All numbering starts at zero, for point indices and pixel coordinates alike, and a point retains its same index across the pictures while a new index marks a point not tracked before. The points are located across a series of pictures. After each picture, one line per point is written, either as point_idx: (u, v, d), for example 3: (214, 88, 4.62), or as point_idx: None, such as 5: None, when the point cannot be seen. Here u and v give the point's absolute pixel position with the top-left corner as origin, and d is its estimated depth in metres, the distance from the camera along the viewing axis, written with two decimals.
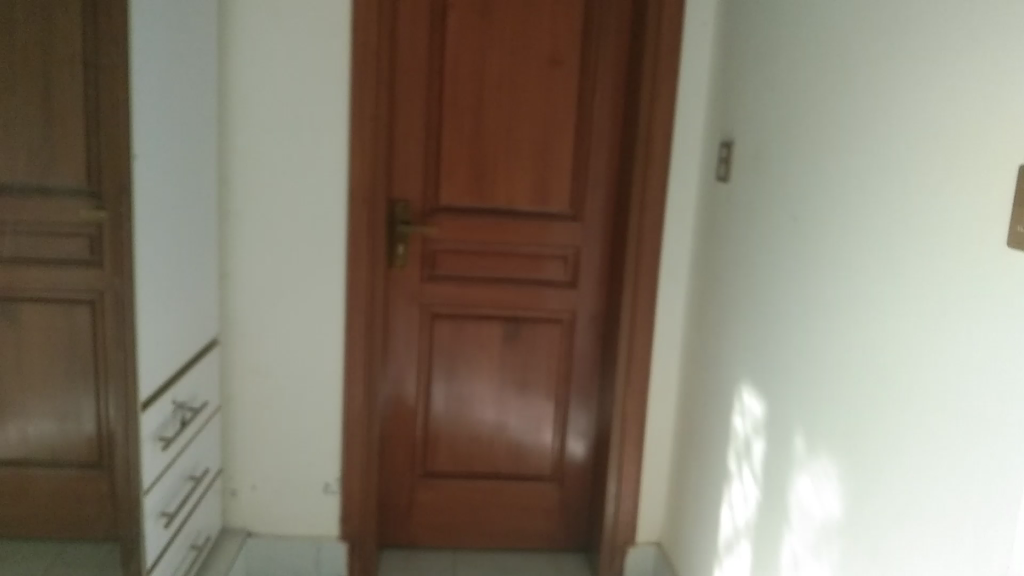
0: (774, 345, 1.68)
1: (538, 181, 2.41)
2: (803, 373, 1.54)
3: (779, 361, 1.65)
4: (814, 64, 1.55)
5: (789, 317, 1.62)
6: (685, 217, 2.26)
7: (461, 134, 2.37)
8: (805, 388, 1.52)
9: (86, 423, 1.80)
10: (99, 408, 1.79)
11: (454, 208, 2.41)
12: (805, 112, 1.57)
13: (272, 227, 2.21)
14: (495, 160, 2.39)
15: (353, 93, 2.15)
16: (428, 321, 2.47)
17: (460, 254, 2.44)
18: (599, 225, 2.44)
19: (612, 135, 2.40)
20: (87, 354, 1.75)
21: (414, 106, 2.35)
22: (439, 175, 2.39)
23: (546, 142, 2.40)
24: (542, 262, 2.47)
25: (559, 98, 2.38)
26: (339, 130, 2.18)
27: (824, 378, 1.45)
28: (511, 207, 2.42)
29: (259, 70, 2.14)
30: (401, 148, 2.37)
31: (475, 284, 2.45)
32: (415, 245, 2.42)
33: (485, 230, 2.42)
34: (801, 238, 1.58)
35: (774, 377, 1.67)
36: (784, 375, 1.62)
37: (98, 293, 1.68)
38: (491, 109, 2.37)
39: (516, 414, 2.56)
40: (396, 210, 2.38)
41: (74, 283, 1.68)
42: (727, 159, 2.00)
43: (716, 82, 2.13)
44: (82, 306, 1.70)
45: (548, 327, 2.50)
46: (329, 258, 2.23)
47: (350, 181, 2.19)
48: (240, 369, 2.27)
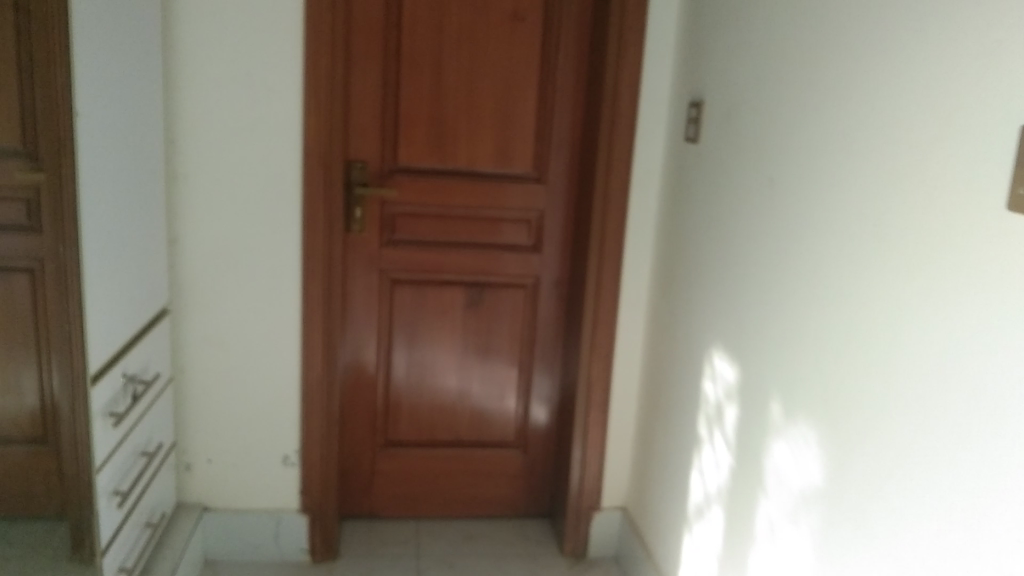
0: (748, 310, 1.65)
1: (500, 143, 2.34)
2: (779, 339, 1.52)
3: (753, 327, 1.63)
4: (791, 21, 1.50)
5: (764, 282, 1.59)
6: (652, 179, 2.22)
7: (421, 94, 2.29)
8: (782, 354, 1.50)
9: (27, 396, 1.73)
10: (42, 381, 1.73)
11: (414, 170, 2.33)
12: (781, 71, 1.53)
13: (224, 190, 2.11)
14: (456, 120, 2.32)
15: (307, 49, 2.05)
16: (388, 287, 2.40)
17: (420, 217, 2.37)
18: (563, 187, 2.39)
19: (576, 95, 2.34)
20: (27, 325, 1.67)
21: (370, 64, 2.25)
22: (398, 136, 2.31)
23: (508, 102, 2.32)
24: (505, 225, 2.41)
25: (522, 56, 2.30)
26: (294, 87, 2.07)
27: (803, 344, 1.43)
28: (472, 169, 2.35)
29: (206, 23, 2.01)
30: (358, 107, 2.27)
31: (436, 249, 2.38)
32: (373, 208, 2.34)
33: (446, 193, 2.35)
34: (777, 201, 1.55)
35: (748, 343, 1.65)
36: (759, 342, 1.60)
37: (37, 260, 1.60)
38: (452, 67, 2.28)
39: (479, 381, 2.52)
40: (353, 172, 2.29)
41: (12, 250, 1.60)
42: (696, 119, 1.96)
43: (684, 41, 2.08)
44: (19, 275, 1.63)
45: (511, 292, 2.45)
46: (285, 223, 2.14)
47: (306, 142, 2.09)
48: (193, 339, 2.17)
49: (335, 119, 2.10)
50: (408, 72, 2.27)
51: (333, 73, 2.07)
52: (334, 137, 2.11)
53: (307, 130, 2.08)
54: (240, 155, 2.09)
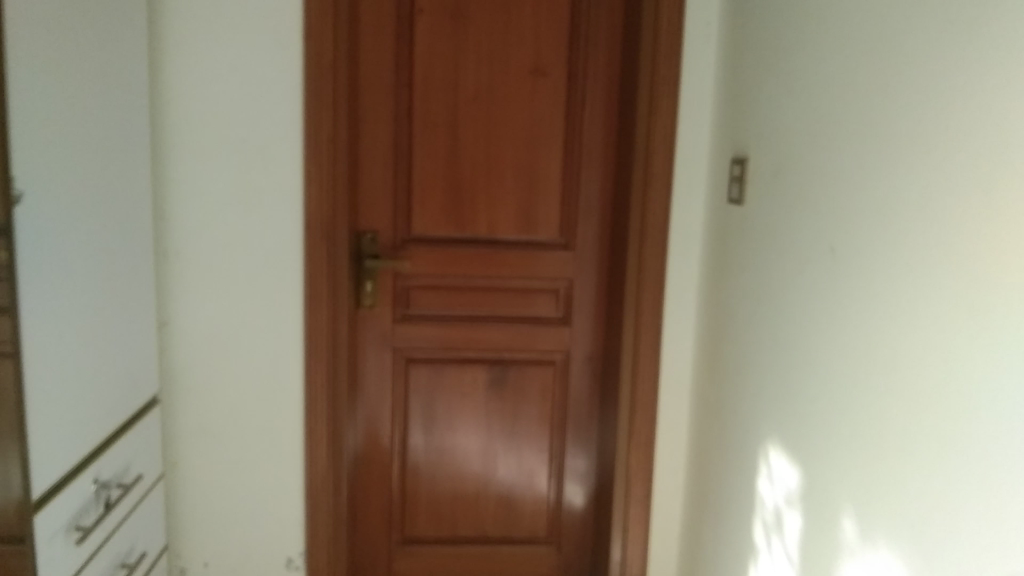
0: (810, 399, 1.40)
1: (524, 207, 2.14)
2: (850, 441, 1.26)
3: (816, 422, 1.38)
4: (850, 63, 1.27)
5: (828, 371, 1.34)
6: (692, 244, 1.99)
7: (436, 157, 2.10)
8: (855, 460, 1.25)
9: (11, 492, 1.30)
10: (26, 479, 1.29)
11: (429, 239, 2.13)
12: (841, 122, 1.30)
13: (221, 266, 1.93)
14: (475, 184, 2.12)
15: (308, 112, 1.87)
16: (404, 366, 2.19)
17: (437, 289, 2.16)
18: (594, 254, 2.17)
19: (606, 153, 2.13)
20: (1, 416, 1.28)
21: (381, 126, 2.07)
22: (411, 202, 2.11)
23: (532, 163, 2.12)
24: (531, 296, 2.18)
25: (545, 113, 2.11)
26: (294, 154, 1.90)
27: (884, 451, 1.18)
28: (493, 236, 2.14)
29: (200, 87, 1.86)
30: (368, 173, 2.09)
31: (455, 324, 2.17)
32: (385, 281, 2.14)
33: (465, 263, 2.14)
34: (841, 274, 1.30)
35: (810, 441, 1.39)
36: (823, 442, 1.35)
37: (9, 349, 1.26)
38: (469, 127, 2.10)
39: (506, 469, 2.28)
40: (363, 242, 2.10)
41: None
42: (740, 177, 1.73)
43: (725, 90, 1.87)
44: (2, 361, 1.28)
45: (539, 370, 2.22)
46: (287, 301, 1.95)
47: (308, 213, 1.90)
48: (190, 429, 1.98)
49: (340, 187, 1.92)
50: (421, 134, 2.09)
51: (337, 137, 1.89)
52: (339, 207, 1.92)
53: (309, 200, 1.90)
54: (238, 228, 1.92)
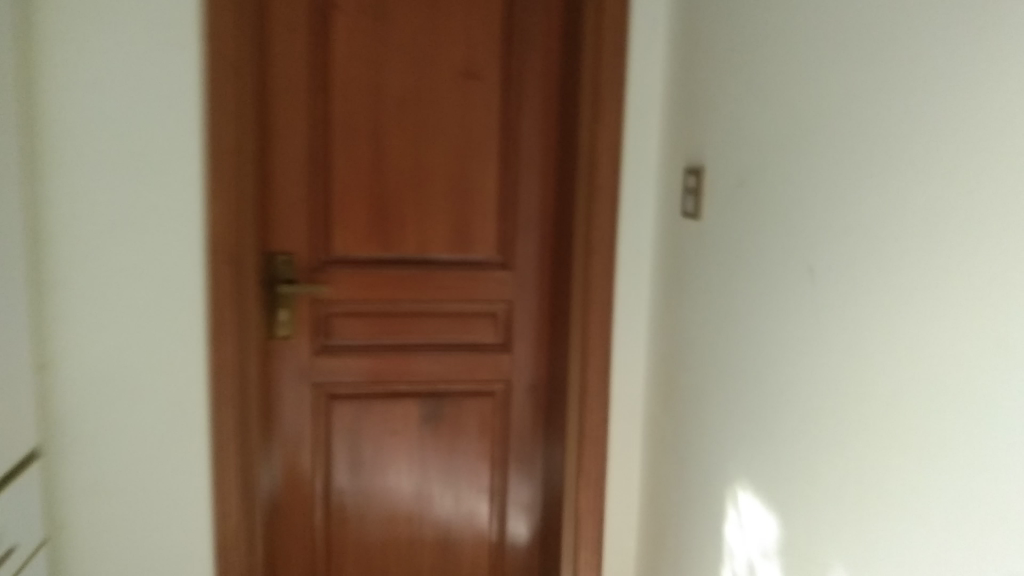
0: (787, 439, 1.25)
1: (456, 224, 1.94)
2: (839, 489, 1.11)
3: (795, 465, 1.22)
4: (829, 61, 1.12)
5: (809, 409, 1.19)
6: (642, 262, 1.82)
7: (357, 169, 1.89)
8: (846, 511, 1.09)
9: None
10: None
11: (351, 261, 1.92)
12: (823, 129, 1.13)
13: (111, 297, 1.68)
14: (402, 200, 1.92)
15: (209, 121, 1.64)
16: (326, 401, 1.97)
17: (360, 317, 1.95)
18: (534, 274, 1.99)
19: (546, 164, 1.96)
20: None
21: (295, 137, 1.86)
22: (331, 220, 1.90)
23: (464, 175, 1.93)
24: (466, 321, 1.99)
25: (479, 121, 1.92)
26: (194, 168, 1.67)
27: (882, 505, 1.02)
28: (423, 256, 1.94)
29: (82, 93, 1.61)
30: (282, 189, 1.87)
31: (382, 355, 1.96)
32: (303, 308, 1.92)
33: (393, 287, 1.94)
34: (822, 301, 1.14)
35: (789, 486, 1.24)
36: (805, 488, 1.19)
37: None
38: (395, 137, 1.89)
39: (442, 512, 2.07)
40: (277, 265, 1.88)
41: None
42: (695, 189, 1.56)
43: (676, 94, 1.70)
44: None
45: (476, 402, 2.03)
46: (190, 335, 1.72)
47: (211, 235, 1.68)
48: (79, 484, 1.73)
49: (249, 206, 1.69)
50: (341, 144, 1.88)
51: (244, 149, 1.67)
52: (247, 228, 1.69)
53: (212, 221, 1.67)
54: (130, 253, 1.67)
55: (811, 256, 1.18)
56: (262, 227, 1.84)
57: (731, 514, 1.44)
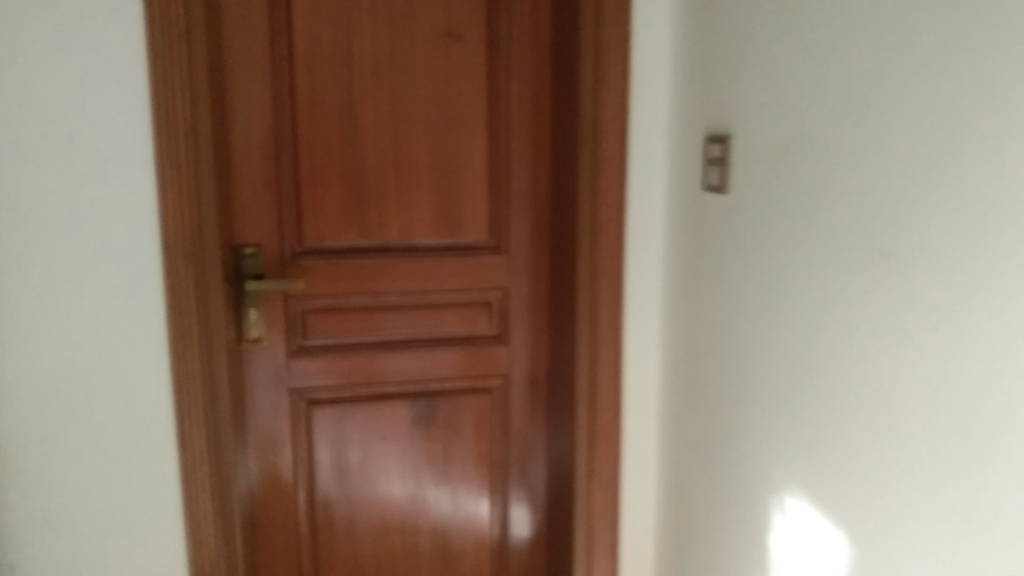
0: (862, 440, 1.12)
1: (443, 205, 1.74)
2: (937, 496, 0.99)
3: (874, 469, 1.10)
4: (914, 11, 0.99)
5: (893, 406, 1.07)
6: (653, 241, 1.65)
7: (330, 148, 1.68)
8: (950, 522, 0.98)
9: None
10: None
11: (327, 252, 1.72)
12: (913, 85, 0.99)
13: (56, 307, 1.46)
14: (382, 181, 1.71)
15: (158, 99, 1.41)
16: (305, 407, 1.78)
17: (340, 313, 1.75)
18: (531, 257, 1.80)
19: (539, 134, 1.76)
20: None
21: (258, 115, 1.64)
22: (303, 206, 1.69)
23: (451, 151, 1.73)
24: (457, 313, 1.80)
25: (465, 89, 1.71)
26: (143, 155, 1.44)
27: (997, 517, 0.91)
28: (407, 243, 1.74)
29: (4, 70, 1.36)
30: (245, 173, 1.65)
31: (366, 354, 1.77)
32: (274, 307, 1.72)
33: (376, 278, 1.74)
34: (918, 284, 1.01)
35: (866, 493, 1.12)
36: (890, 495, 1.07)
37: None
38: (371, 110, 1.68)
39: (439, 520, 1.90)
40: (244, 260, 1.67)
41: None
42: (721, 158, 1.41)
43: (694, 53, 1.52)
44: None
45: (471, 400, 1.85)
46: (150, 346, 1.51)
47: (168, 231, 1.46)
48: (30, 521, 1.51)
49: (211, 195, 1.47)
50: (311, 121, 1.66)
51: (201, 131, 1.45)
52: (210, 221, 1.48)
53: (168, 215, 1.45)
54: (74, 255, 1.45)
55: (882, 233, 1.07)
56: (225, 217, 1.62)
57: (782, 516, 1.30)
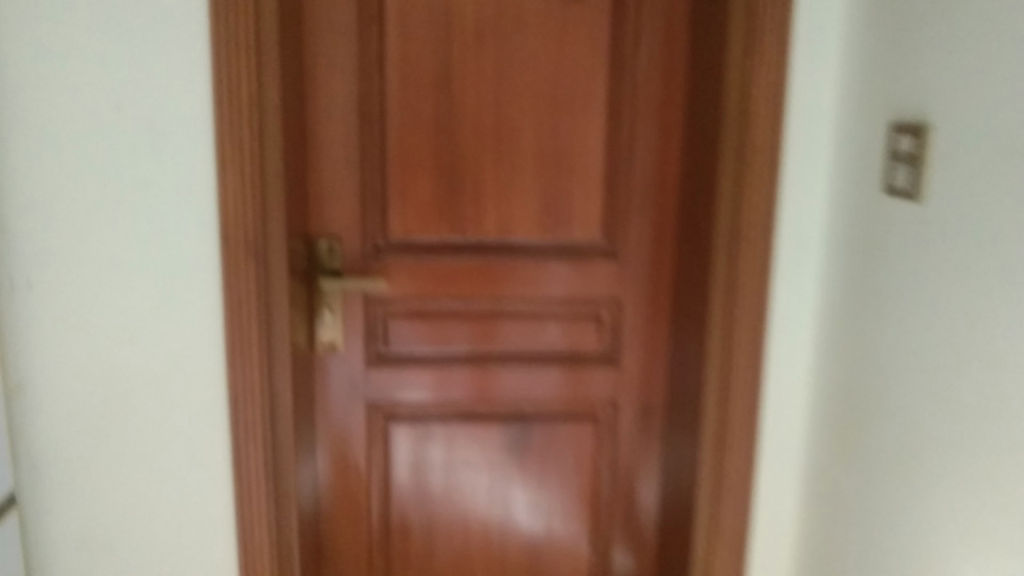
0: None
1: (550, 198, 1.48)
2: None
3: None
4: None
5: None
6: (807, 251, 1.35)
7: (422, 128, 1.44)
8: None
9: None
10: None
11: (413, 248, 1.48)
12: None
13: (106, 301, 1.28)
14: (481, 167, 1.46)
15: (219, 65, 1.20)
16: (383, 424, 1.56)
17: (426, 319, 1.51)
18: (653, 263, 1.51)
19: (670, 117, 1.46)
20: None
21: (340, 86, 1.41)
22: (388, 194, 1.46)
23: (563, 134, 1.46)
24: (561, 325, 1.53)
25: (583, 61, 1.43)
26: (205, 130, 1.24)
27: None
28: (506, 241, 1.49)
29: (56, 30, 1.19)
30: (325, 154, 1.43)
31: (454, 367, 1.53)
32: (352, 308, 1.50)
33: (468, 281, 1.50)
34: None
35: None
36: None
37: None
38: (472, 84, 1.43)
39: (530, 560, 1.65)
40: (318, 253, 1.46)
41: None
42: (913, 156, 1.09)
43: (876, 20, 1.20)
44: None
45: (573, 426, 1.58)
46: (207, 350, 1.31)
47: (228, 219, 1.25)
48: (76, 535, 1.36)
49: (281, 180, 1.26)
50: (400, 94, 1.42)
51: (270, 103, 1.23)
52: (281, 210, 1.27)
53: (230, 200, 1.24)
54: (126, 244, 1.27)
55: None
56: (299, 204, 1.40)
57: None
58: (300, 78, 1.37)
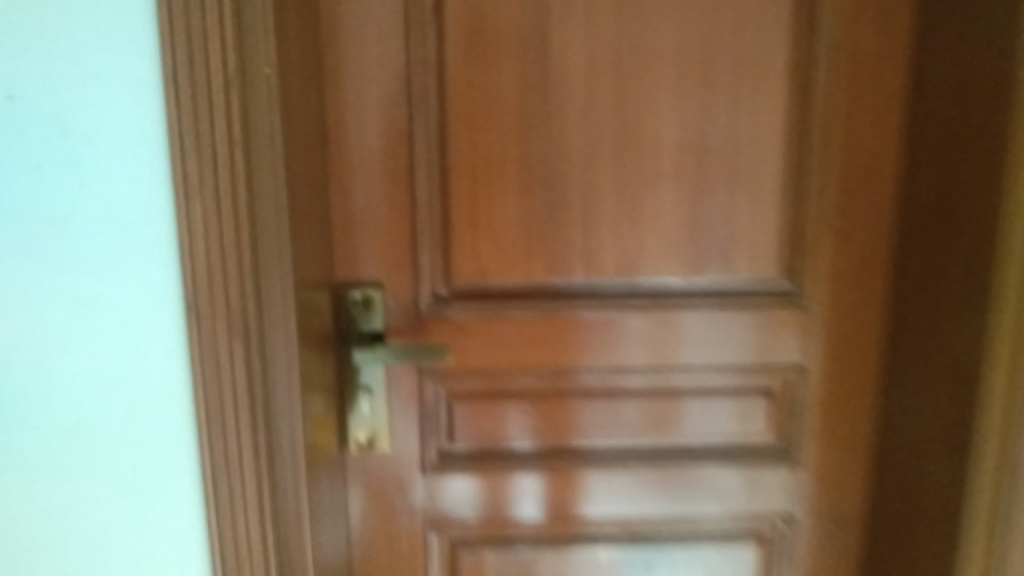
0: None
1: (699, 218, 0.96)
2: None
3: None
4: None
5: None
6: None
7: (504, 118, 0.93)
8: None
9: None
10: None
11: (492, 295, 0.98)
12: None
13: (8, 414, 0.80)
14: (594, 174, 0.95)
15: (169, 22, 0.71)
16: (449, 549, 1.06)
17: (511, 398, 1.01)
18: (854, 314, 0.99)
19: (891, 88, 0.93)
20: None
21: (374, 58, 0.92)
22: (453, 220, 0.96)
23: (719, 121, 0.94)
24: (714, 402, 1.02)
25: (748, 6, 0.91)
26: (155, 133, 0.75)
27: None
28: (631, 282, 0.98)
29: None
30: (357, 164, 0.94)
31: (554, 467, 1.03)
32: (402, 386, 1.00)
33: (576, 343, 0.99)
34: None
35: None
36: None
37: None
38: (578, 45, 0.91)
39: None
40: (351, 308, 0.97)
41: None
42: None
43: None
44: None
45: (730, 548, 1.07)
46: (175, 485, 0.82)
47: (199, 278, 0.76)
48: None
49: (283, 211, 0.77)
50: (466, 65, 0.92)
51: (260, 83, 0.74)
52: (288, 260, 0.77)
53: (201, 247, 0.75)
54: (38, 320, 0.78)
55: None
56: (318, 242, 0.91)
57: None
58: (312, 45, 0.87)
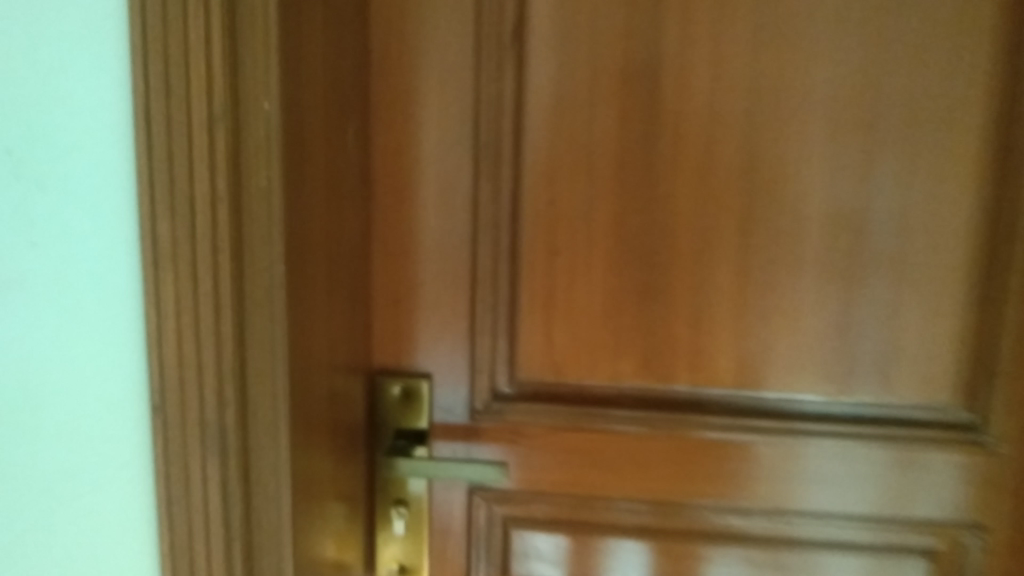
0: None
1: (849, 321, 0.72)
2: None
3: None
4: None
5: None
6: None
7: (595, 178, 0.72)
8: None
9: None
10: None
11: (568, 399, 0.77)
12: None
13: None
14: (711, 256, 0.73)
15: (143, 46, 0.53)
16: None
17: (583, 531, 0.79)
18: None
19: None
20: None
21: (437, 98, 0.73)
22: (526, 303, 0.75)
23: (885, 195, 0.70)
24: (854, 563, 0.77)
25: (933, 44, 0.68)
26: (128, 192, 0.57)
27: None
28: (751, 397, 0.75)
29: None
30: (407, 226, 0.75)
31: None
32: (447, 503, 0.80)
33: (675, 469, 0.76)
34: None
35: None
36: None
37: None
38: (697, 88, 0.70)
39: None
40: (387, 402, 0.78)
41: None
42: None
43: None
44: None
45: None
46: None
47: (173, 379, 0.57)
48: None
49: (283, 297, 0.57)
50: (551, 110, 0.72)
51: (257, 129, 0.55)
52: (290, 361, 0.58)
53: (177, 339, 0.57)
54: None
55: None
56: (348, 329, 0.71)
57: None
58: (354, 82, 0.70)
